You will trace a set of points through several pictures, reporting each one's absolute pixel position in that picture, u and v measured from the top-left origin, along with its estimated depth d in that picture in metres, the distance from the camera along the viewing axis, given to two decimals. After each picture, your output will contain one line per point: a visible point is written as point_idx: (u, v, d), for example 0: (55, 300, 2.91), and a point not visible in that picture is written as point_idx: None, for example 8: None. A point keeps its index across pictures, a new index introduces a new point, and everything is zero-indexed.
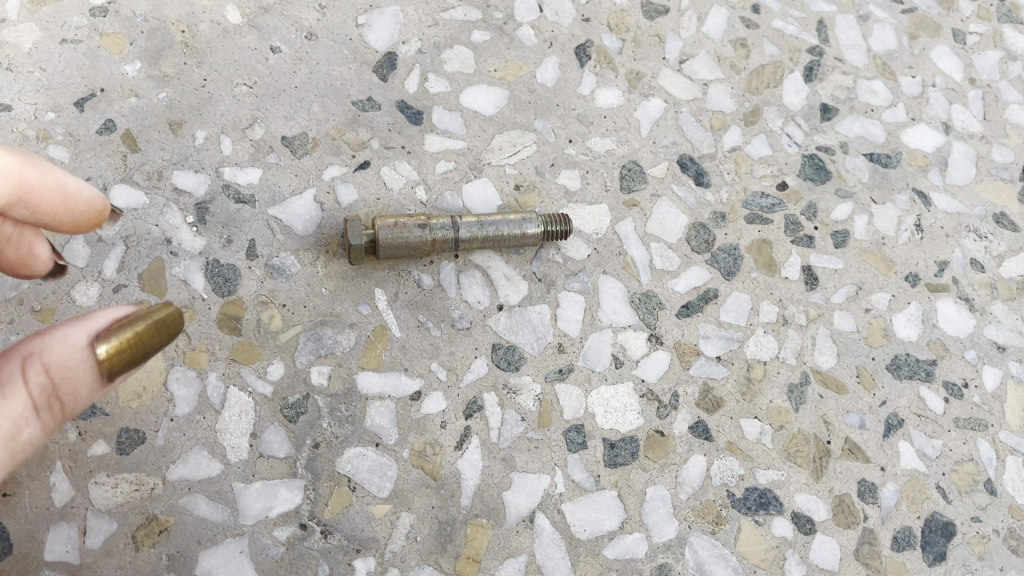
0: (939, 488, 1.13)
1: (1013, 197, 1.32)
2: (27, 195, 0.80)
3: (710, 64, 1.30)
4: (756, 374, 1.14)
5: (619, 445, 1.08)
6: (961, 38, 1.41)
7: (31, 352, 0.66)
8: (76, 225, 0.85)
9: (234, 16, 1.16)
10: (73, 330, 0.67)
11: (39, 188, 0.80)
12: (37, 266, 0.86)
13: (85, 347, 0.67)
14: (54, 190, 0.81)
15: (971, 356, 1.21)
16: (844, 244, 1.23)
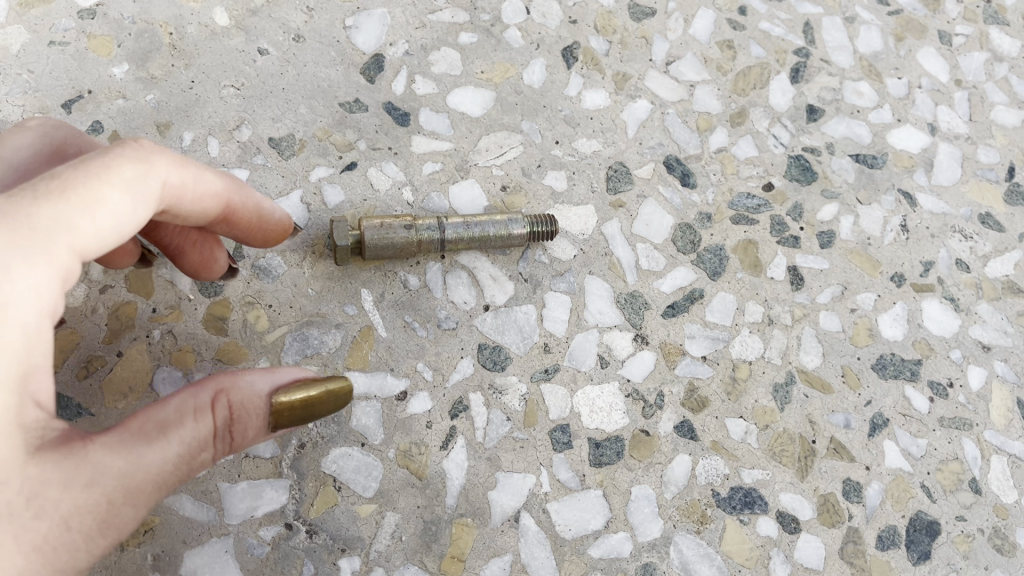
0: (924, 487, 1.13)
1: (999, 198, 1.32)
2: (228, 214, 0.91)
3: (696, 65, 1.31)
4: (741, 374, 1.14)
5: (604, 445, 1.08)
6: (947, 39, 1.42)
7: (228, 386, 0.75)
8: (263, 240, 0.98)
9: (221, 18, 1.16)
10: (256, 378, 0.77)
11: (240, 209, 0.92)
12: (215, 267, 0.99)
13: (267, 396, 0.76)
14: (252, 212, 0.93)
15: (956, 356, 1.21)
16: (830, 244, 1.23)
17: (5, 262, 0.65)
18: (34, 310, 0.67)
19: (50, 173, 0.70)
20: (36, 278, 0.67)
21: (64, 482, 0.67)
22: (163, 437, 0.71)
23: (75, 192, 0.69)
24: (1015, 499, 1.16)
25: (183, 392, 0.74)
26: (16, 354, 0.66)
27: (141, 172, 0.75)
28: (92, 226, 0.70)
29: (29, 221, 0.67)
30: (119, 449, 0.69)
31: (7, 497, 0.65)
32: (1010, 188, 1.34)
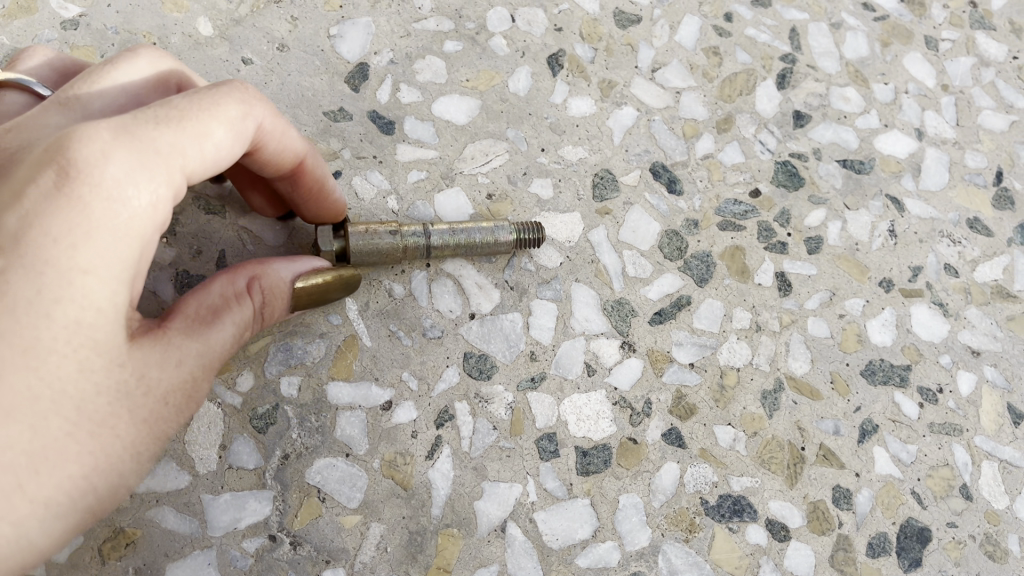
0: (914, 493, 1.12)
1: (987, 203, 1.32)
2: (298, 179, 0.98)
3: (682, 72, 1.30)
4: (730, 381, 1.14)
5: (591, 453, 1.07)
6: (933, 45, 1.42)
7: (260, 272, 0.90)
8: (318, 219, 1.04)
9: (205, 28, 1.16)
10: (284, 265, 0.92)
11: (308, 181, 0.98)
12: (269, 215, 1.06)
13: (290, 282, 0.91)
14: (316, 189, 1.00)
15: (946, 361, 1.20)
16: (818, 250, 1.23)
17: (130, 178, 0.74)
18: (154, 222, 0.76)
19: (169, 102, 0.79)
20: (154, 195, 0.75)
21: (160, 362, 0.80)
22: (221, 320, 0.86)
23: (188, 121, 0.79)
24: (1007, 505, 1.15)
25: (222, 278, 0.88)
26: (134, 258, 0.75)
27: (243, 113, 0.84)
28: (199, 153, 0.80)
29: (150, 143, 0.76)
30: (192, 334, 0.83)
31: (122, 377, 0.77)
32: (998, 192, 1.33)
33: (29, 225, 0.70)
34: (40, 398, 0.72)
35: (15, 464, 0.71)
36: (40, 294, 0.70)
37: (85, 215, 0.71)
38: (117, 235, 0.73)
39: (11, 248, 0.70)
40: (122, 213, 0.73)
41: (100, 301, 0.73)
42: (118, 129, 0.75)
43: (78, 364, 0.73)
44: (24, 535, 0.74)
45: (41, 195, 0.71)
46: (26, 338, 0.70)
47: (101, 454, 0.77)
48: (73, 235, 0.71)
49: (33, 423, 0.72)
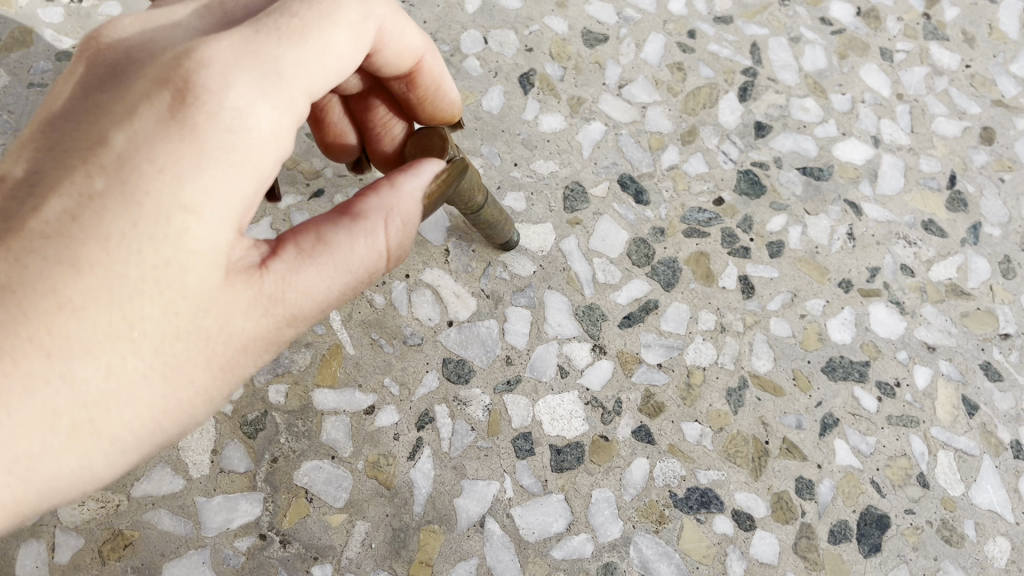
0: (874, 482, 1.18)
1: (941, 205, 1.38)
2: (415, 78, 0.97)
3: (648, 88, 1.37)
4: (696, 380, 1.20)
5: (565, 451, 1.13)
6: (888, 56, 1.48)
7: (392, 205, 0.78)
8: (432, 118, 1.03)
9: None
10: (414, 186, 0.80)
11: (423, 81, 0.97)
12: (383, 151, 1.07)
13: (418, 204, 0.81)
14: (432, 89, 0.99)
15: (902, 356, 1.27)
16: (779, 254, 1.29)
17: (252, 107, 0.70)
18: (275, 151, 0.72)
19: (287, 11, 0.75)
20: (275, 121, 0.72)
21: (247, 309, 0.72)
22: (333, 260, 0.75)
23: (311, 35, 0.75)
24: (963, 491, 1.20)
25: (350, 207, 0.77)
26: (247, 198, 0.71)
27: (363, 14, 0.79)
28: (321, 69, 0.76)
29: (272, 64, 0.72)
30: (296, 276, 0.74)
31: (204, 323, 0.70)
32: (952, 195, 1.39)
33: (136, 152, 0.67)
34: (122, 337, 0.67)
35: (85, 400, 0.66)
36: (135, 225, 0.66)
37: (194, 144, 0.68)
38: (229, 170, 0.69)
39: (117, 173, 0.67)
40: (236, 146, 0.69)
41: (197, 243, 0.67)
42: (239, 50, 0.71)
43: (162, 305, 0.67)
44: (86, 472, 0.68)
45: (155, 117, 0.68)
46: (113, 270, 0.65)
47: (174, 401, 0.71)
48: (175, 165, 0.67)
49: (107, 359, 0.66)
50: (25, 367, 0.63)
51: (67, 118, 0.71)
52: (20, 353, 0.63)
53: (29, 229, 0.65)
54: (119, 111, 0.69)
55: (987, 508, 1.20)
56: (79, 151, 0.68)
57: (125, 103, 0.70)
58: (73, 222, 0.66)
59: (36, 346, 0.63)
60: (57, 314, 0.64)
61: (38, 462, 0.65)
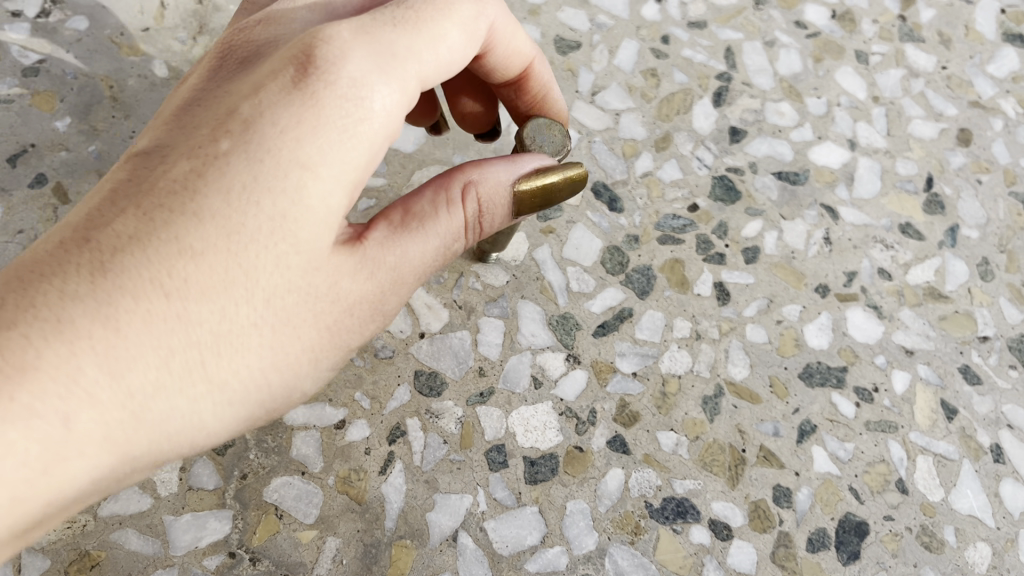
0: (852, 489, 1.17)
1: (918, 208, 1.38)
2: (524, 84, 1.07)
3: (621, 94, 1.36)
4: (671, 389, 1.19)
5: (539, 463, 1.12)
6: (864, 59, 1.48)
7: (482, 185, 0.86)
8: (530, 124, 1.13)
9: (161, 70, 1.26)
10: (504, 174, 0.88)
11: (533, 86, 1.07)
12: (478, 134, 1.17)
13: (511, 186, 0.88)
14: (539, 95, 1.08)
15: (880, 361, 1.26)
16: (754, 260, 1.28)
17: (368, 78, 0.76)
18: (385, 121, 0.77)
19: (404, 6, 0.82)
20: (389, 96, 0.77)
21: (355, 270, 0.79)
22: (426, 230, 0.83)
23: (425, 26, 0.82)
24: (942, 497, 1.19)
25: (436, 184, 0.86)
26: (359, 162, 0.76)
27: (476, 14, 0.87)
28: (433, 57, 0.82)
29: (389, 46, 0.79)
30: (393, 242, 0.82)
31: (314, 280, 0.76)
32: (929, 198, 1.39)
33: (260, 117, 0.73)
34: (236, 284, 0.72)
35: (199, 341, 0.70)
36: (255, 180, 0.72)
37: (314, 109, 0.74)
38: (345, 134, 0.74)
39: (241, 132, 0.73)
40: (351, 112, 0.75)
41: (312, 200, 0.73)
42: (360, 31, 0.78)
43: (275, 258, 0.73)
44: (196, 417, 0.72)
45: (280, 85, 0.75)
46: (234, 221, 0.71)
47: (283, 353, 0.76)
48: (296, 128, 0.73)
49: (222, 303, 0.71)
50: (147, 305, 0.68)
51: (200, 102, 0.80)
52: (142, 292, 0.68)
53: (159, 189, 0.72)
54: (247, 89, 0.77)
55: (967, 513, 1.18)
56: (210, 122, 0.75)
57: (252, 83, 0.77)
58: (199, 178, 0.72)
59: (156, 286, 0.68)
60: (181, 259, 0.69)
61: (152, 400, 0.68)
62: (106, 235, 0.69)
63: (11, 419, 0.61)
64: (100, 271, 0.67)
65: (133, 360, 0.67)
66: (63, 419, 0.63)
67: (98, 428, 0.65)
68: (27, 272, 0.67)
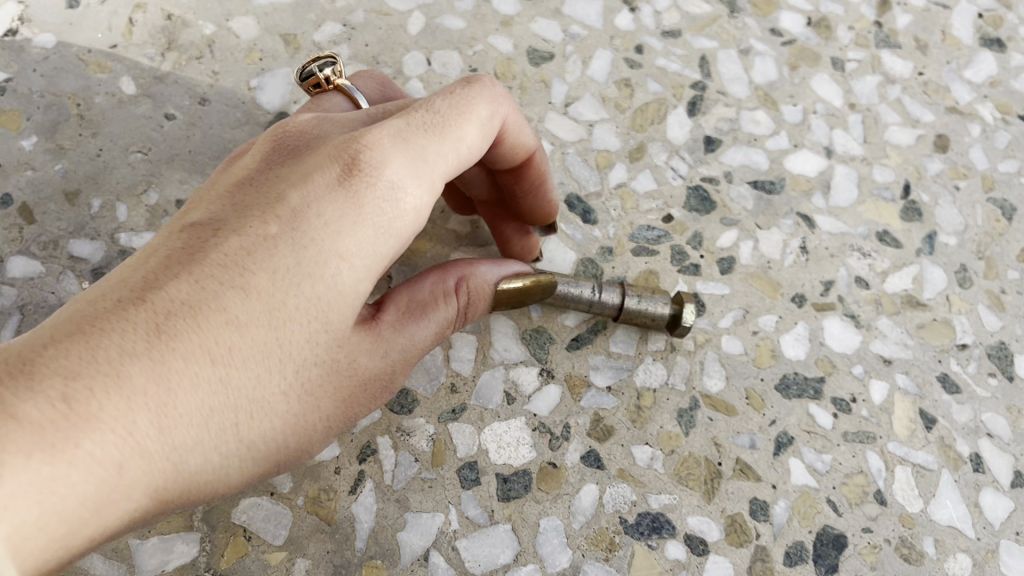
0: (830, 501, 1.16)
1: (896, 215, 1.37)
2: (525, 173, 1.11)
3: (595, 105, 1.35)
4: (646, 402, 1.18)
5: (512, 480, 1.10)
6: (840, 66, 1.47)
7: (471, 281, 1.00)
8: (532, 216, 1.16)
9: (128, 87, 1.25)
10: (490, 273, 1.02)
11: (533, 175, 1.11)
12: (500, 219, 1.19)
13: (494, 285, 1.02)
14: (539, 183, 1.12)
15: (858, 371, 1.25)
16: (730, 270, 1.27)
17: (404, 180, 0.86)
18: (414, 221, 0.87)
19: (435, 108, 0.91)
20: (420, 196, 0.87)
21: (370, 349, 0.89)
22: (427, 316, 0.95)
23: (454, 129, 0.91)
24: (921, 508, 1.17)
25: (435, 274, 0.99)
26: (386, 254, 0.85)
27: (492, 112, 0.96)
28: (460, 159, 0.92)
29: (425, 151, 0.88)
30: (401, 328, 0.92)
31: (338, 355, 0.85)
32: (906, 205, 1.38)
33: (307, 208, 0.83)
34: (273, 356, 0.81)
35: (235, 404, 0.79)
36: (296, 267, 0.81)
37: (355, 206, 0.83)
38: (379, 230, 0.84)
39: (289, 220, 0.82)
40: (386, 212, 0.85)
41: (344, 286, 0.83)
42: (400, 136, 0.87)
43: (307, 335, 0.82)
44: (223, 475, 0.81)
45: (328, 180, 0.84)
46: (275, 300, 0.80)
47: (304, 418, 0.85)
48: (340, 221, 0.83)
49: (260, 372, 0.80)
50: (195, 369, 0.76)
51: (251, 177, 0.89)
52: (193, 357, 0.75)
53: (210, 260, 0.80)
54: (295, 178, 0.86)
55: (946, 524, 1.17)
56: (258, 203, 0.84)
57: (298, 172, 0.86)
58: (247, 257, 0.80)
59: (204, 353, 0.76)
60: (227, 329, 0.78)
61: (191, 455, 0.77)
62: (161, 298, 0.77)
63: (78, 463, 0.68)
64: (156, 333, 0.75)
65: (182, 418, 0.75)
66: (117, 466, 0.71)
67: (145, 478, 0.73)
68: (88, 323, 0.74)
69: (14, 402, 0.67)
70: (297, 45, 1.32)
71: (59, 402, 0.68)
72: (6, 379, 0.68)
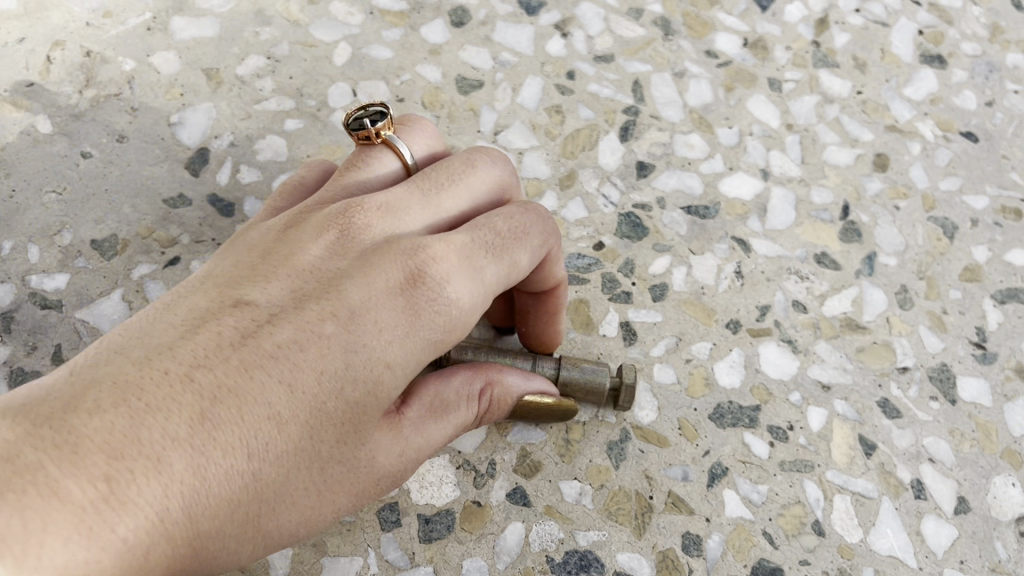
0: (766, 534, 1.12)
1: (834, 237, 1.34)
2: (546, 299, 1.06)
3: (524, 132, 1.33)
4: (575, 436, 1.15)
5: (434, 520, 1.07)
6: (777, 86, 1.46)
7: (496, 384, 0.98)
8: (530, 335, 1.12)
9: (45, 126, 1.24)
10: (517, 383, 1.00)
11: (551, 304, 1.07)
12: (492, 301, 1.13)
13: (517, 395, 1.00)
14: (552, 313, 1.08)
15: (795, 398, 1.21)
16: (662, 297, 1.24)
17: (461, 294, 0.85)
18: (459, 336, 0.86)
19: (498, 226, 0.90)
20: (472, 310, 0.86)
21: (390, 446, 0.85)
22: (447, 417, 0.92)
23: (515, 248, 0.90)
24: (861, 538, 1.14)
25: (467, 371, 0.96)
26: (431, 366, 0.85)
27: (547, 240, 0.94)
28: (513, 278, 0.91)
29: (483, 267, 0.87)
30: (422, 427, 0.89)
31: (364, 457, 0.83)
32: (845, 226, 1.35)
33: (366, 311, 0.81)
34: (305, 455, 0.78)
35: (260, 498, 0.77)
36: (345, 370, 0.79)
37: (413, 318, 0.83)
38: (429, 343, 0.83)
39: (348, 321, 0.81)
40: (440, 325, 0.84)
41: (388, 392, 0.81)
42: (466, 252, 0.87)
43: (341, 437, 0.80)
44: (233, 564, 0.78)
45: (387, 287, 0.83)
46: (319, 401, 0.78)
47: (320, 516, 0.82)
48: (395, 331, 0.82)
49: (290, 469, 0.78)
50: (231, 461, 0.74)
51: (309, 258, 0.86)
52: (230, 449, 0.74)
53: (263, 350, 0.78)
54: (357, 273, 0.84)
55: (887, 554, 1.13)
56: (317, 295, 0.82)
57: (360, 267, 0.85)
58: (299, 353, 0.79)
59: (242, 446, 0.75)
60: (267, 424, 0.76)
61: (208, 546, 0.74)
62: (208, 380, 0.75)
63: (110, 547, 0.67)
64: (201, 419, 0.73)
65: (209, 509, 0.73)
66: (141, 552, 0.69)
67: (166, 562, 0.72)
68: (135, 397, 0.73)
69: (57, 477, 0.67)
70: (219, 79, 1.30)
71: (101, 483, 0.68)
72: (51, 452, 0.68)
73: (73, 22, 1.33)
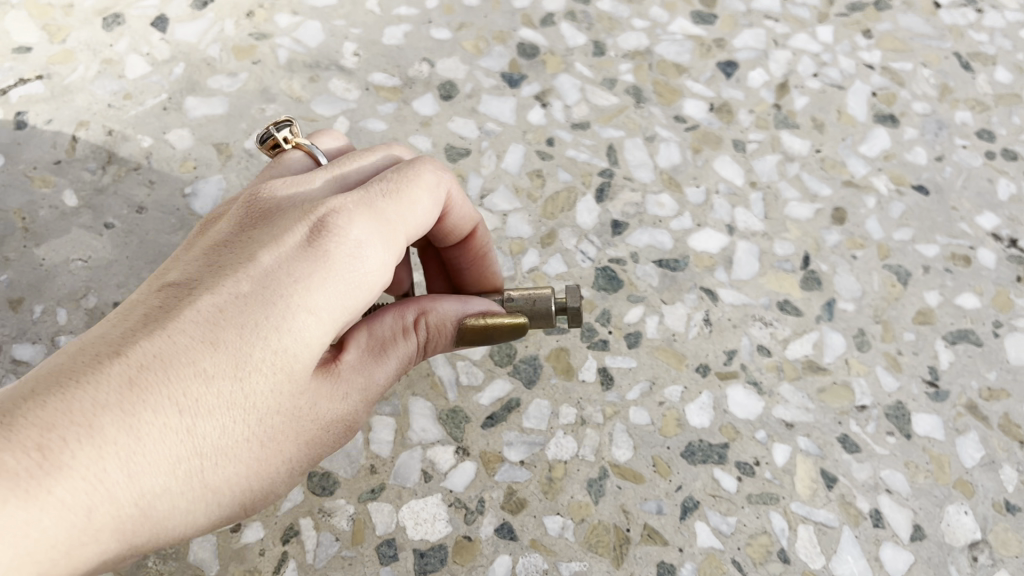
0: (735, 561, 1.22)
1: (796, 285, 1.46)
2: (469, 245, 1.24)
3: (508, 196, 1.46)
4: (557, 474, 1.25)
5: (429, 554, 1.18)
6: (741, 147, 1.58)
7: (429, 310, 1.07)
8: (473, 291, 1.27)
9: (71, 200, 1.37)
10: (450, 308, 1.08)
11: (475, 246, 1.24)
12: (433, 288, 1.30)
13: (454, 317, 1.09)
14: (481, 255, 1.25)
15: (761, 435, 1.31)
16: (636, 344, 1.36)
17: (365, 240, 0.99)
18: (373, 289, 0.99)
19: (387, 177, 1.05)
20: (382, 258, 1.00)
21: (329, 396, 0.99)
22: (387, 356, 1.05)
23: (406, 193, 1.05)
24: (823, 564, 1.23)
25: (398, 307, 1.07)
26: (355, 307, 0.98)
27: (438, 179, 1.09)
28: (413, 218, 1.06)
29: (384, 214, 1.02)
30: (361, 367, 1.03)
31: (299, 403, 0.96)
32: (806, 275, 1.47)
33: (275, 270, 0.95)
34: (239, 406, 0.92)
35: (201, 451, 0.90)
36: (263, 323, 0.92)
37: (323, 265, 0.96)
38: (342, 287, 0.97)
39: (260, 280, 0.94)
40: (351, 269, 0.98)
41: (310, 337, 0.94)
42: (364, 205, 1.01)
43: (274, 386, 0.93)
44: (191, 518, 0.91)
45: (294, 245, 0.97)
46: (242, 354, 0.91)
47: (266, 459, 0.95)
48: (309, 279, 0.95)
49: (225, 420, 0.91)
50: (164, 417, 0.87)
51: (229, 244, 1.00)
52: (161, 408, 0.87)
53: (183, 316, 0.91)
54: (267, 241, 0.98)
55: None
56: (233, 266, 0.96)
57: (269, 237, 0.99)
58: (219, 315, 0.92)
59: (172, 403, 0.87)
60: (195, 380, 0.89)
61: (159, 498, 0.87)
62: (136, 352, 0.88)
63: (50, 506, 0.79)
64: (129, 385, 0.86)
65: (150, 463, 0.86)
66: (87, 509, 0.81)
67: (115, 518, 0.84)
68: (67, 378, 0.85)
69: None
70: (229, 153, 1.43)
71: (35, 452, 0.79)
72: None
73: (96, 104, 1.47)
